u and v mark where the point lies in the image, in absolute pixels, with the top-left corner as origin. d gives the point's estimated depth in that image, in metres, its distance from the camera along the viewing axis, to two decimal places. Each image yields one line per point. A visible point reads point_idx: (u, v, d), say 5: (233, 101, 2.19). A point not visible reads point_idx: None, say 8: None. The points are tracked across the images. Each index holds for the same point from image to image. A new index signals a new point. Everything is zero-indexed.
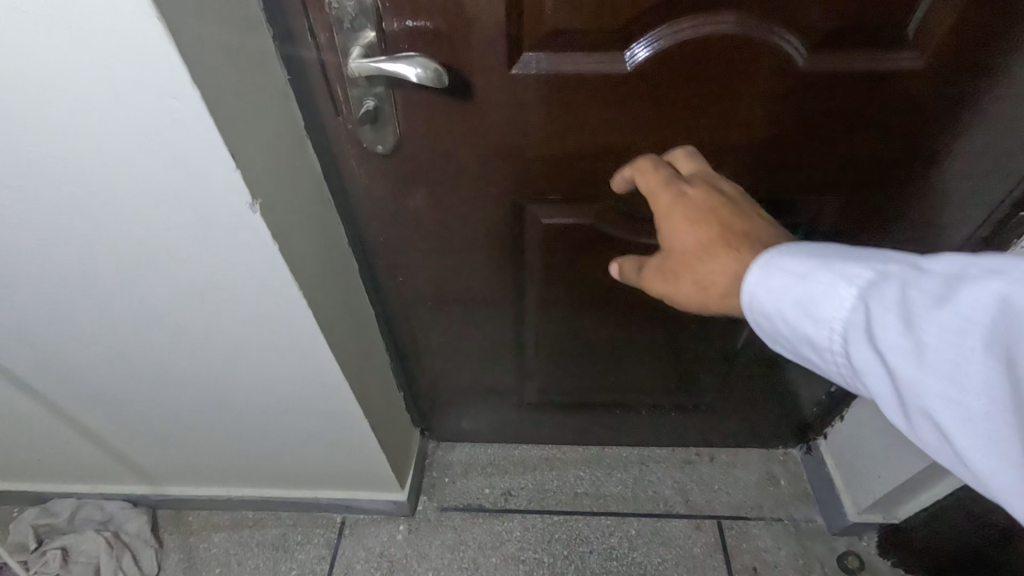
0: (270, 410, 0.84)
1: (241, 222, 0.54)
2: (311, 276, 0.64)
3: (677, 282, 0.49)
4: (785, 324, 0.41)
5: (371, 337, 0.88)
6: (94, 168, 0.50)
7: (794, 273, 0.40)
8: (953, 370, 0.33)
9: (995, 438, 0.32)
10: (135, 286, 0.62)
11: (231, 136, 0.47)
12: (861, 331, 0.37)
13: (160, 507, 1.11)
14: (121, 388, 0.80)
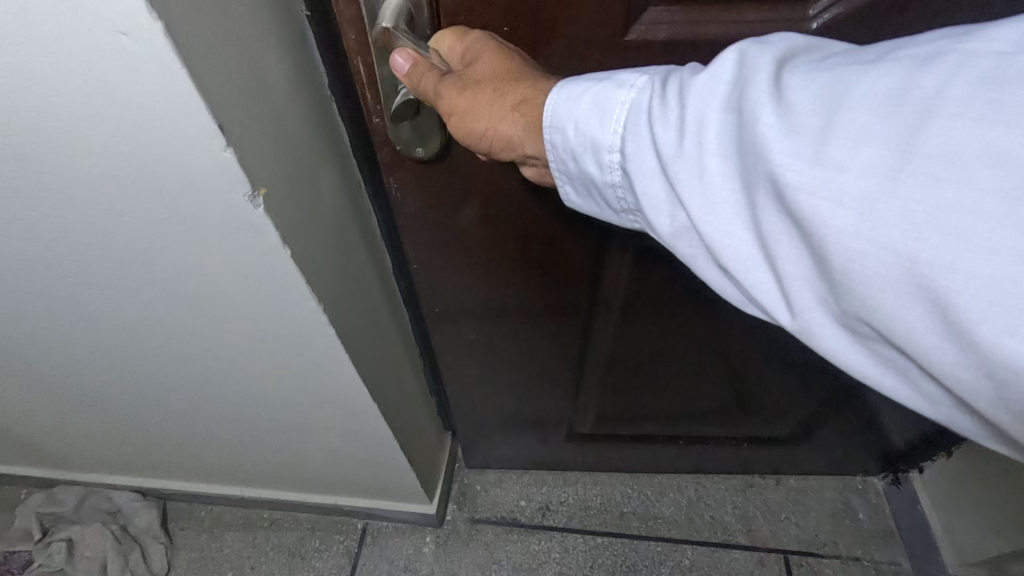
0: (282, 424, 0.71)
1: (238, 220, 0.38)
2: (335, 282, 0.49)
3: (480, 100, 0.39)
4: (574, 134, 0.36)
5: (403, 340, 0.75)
6: (25, 141, 0.34)
7: (593, 89, 0.36)
8: (711, 143, 0.30)
9: (749, 193, 0.30)
10: (114, 289, 0.49)
11: (218, 96, 0.31)
12: (635, 116, 0.34)
13: (171, 500, 1.03)
14: (115, 392, 0.68)
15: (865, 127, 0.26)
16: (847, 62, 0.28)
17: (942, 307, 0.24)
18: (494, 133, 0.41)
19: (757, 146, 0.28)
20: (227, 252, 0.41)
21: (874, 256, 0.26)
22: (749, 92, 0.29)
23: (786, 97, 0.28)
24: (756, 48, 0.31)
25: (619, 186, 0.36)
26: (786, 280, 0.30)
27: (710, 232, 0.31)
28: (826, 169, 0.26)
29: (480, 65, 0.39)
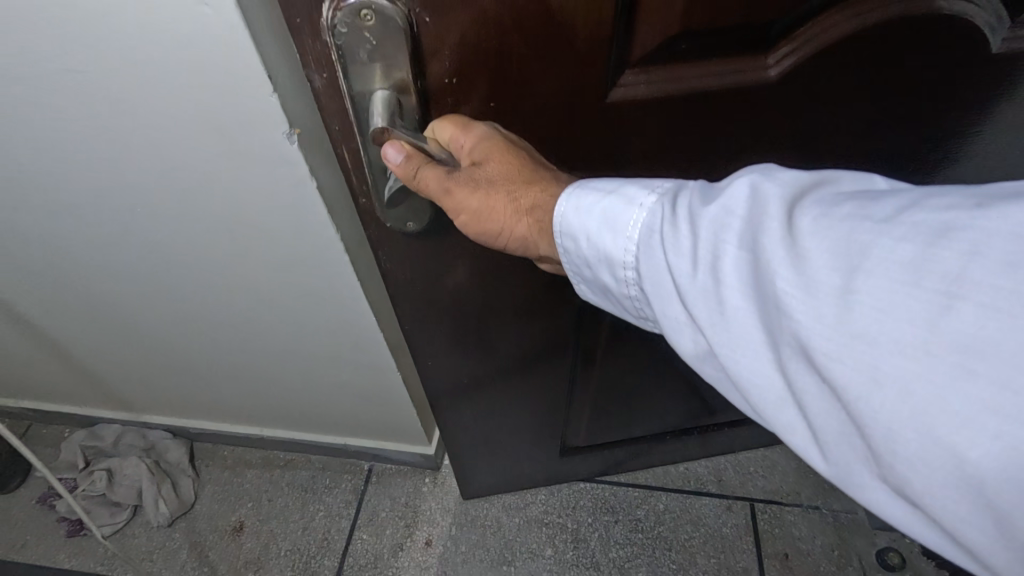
0: (301, 357, 0.82)
1: (277, 154, 0.48)
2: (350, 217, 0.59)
3: (497, 205, 0.45)
4: (589, 246, 0.41)
5: None
6: (116, 88, 0.44)
7: (607, 211, 0.40)
8: (727, 279, 0.34)
9: (776, 342, 0.32)
10: (168, 222, 0.59)
11: (268, 50, 0.41)
12: (649, 239, 0.38)
13: (197, 440, 1.14)
14: (158, 326, 0.78)
15: (879, 297, 0.28)
16: (858, 214, 0.30)
17: (979, 489, 0.26)
18: (506, 229, 0.47)
19: (779, 300, 0.31)
20: (266, 184, 0.51)
21: (909, 433, 0.27)
22: (763, 238, 0.32)
23: (802, 246, 0.31)
24: (767, 182, 0.34)
25: (638, 297, 0.41)
26: (819, 433, 0.32)
27: (743, 371, 0.34)
28: (844, 336, 0.29)
29: (492, 165, 0.43)
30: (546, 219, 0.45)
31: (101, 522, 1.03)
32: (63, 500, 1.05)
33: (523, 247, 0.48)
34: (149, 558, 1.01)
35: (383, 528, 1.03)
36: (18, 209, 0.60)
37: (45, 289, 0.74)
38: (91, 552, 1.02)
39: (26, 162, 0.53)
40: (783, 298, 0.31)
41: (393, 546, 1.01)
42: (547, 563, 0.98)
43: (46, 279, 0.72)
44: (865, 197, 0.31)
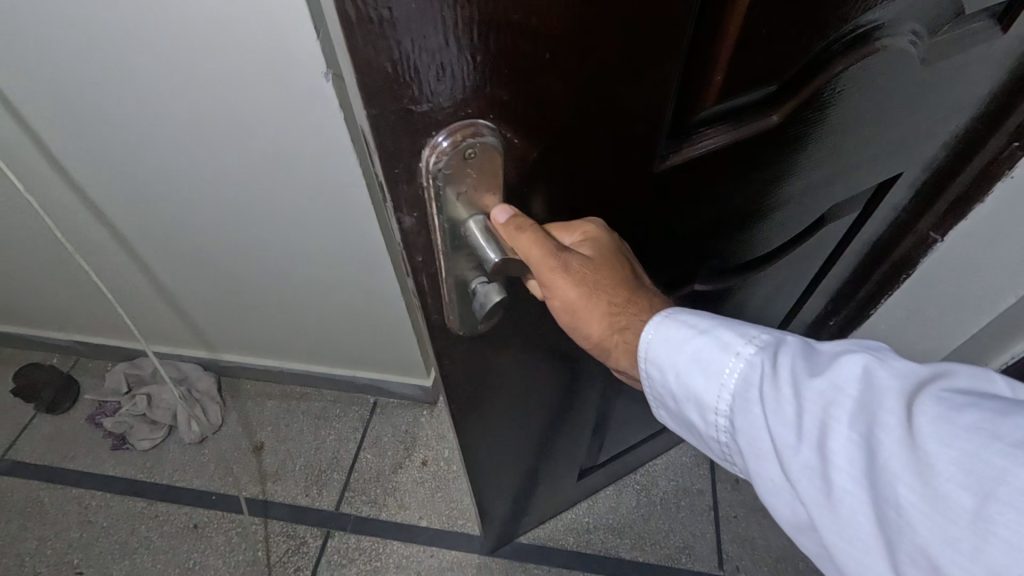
0: (319, 286, 0.96)
1: (315, 91, 0.62)
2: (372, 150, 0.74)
3: (600, 310, 0.46)
4: (683, 381, 0.44)
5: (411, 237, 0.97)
6: (192, 40, 0.58)
7: (706, 355, 0.42)
8: (834, 459, 0.34)
9: (884, 530, 0.33)
10: (221, 155, 0.73)
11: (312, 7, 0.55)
12: (746, 393, 0.40)
13: (225, 374, 1.29)
14: (201, 254, 0.93)
15: (1003, 518, 0.28)
16: (982, 422, 0.30)
17: None
18: (601, 334, 0.47)
19: (889, 490, 0.32)
20: (308, 119, 0.66)
21: None
22: (876, 429, 0.34)
23: (922, 450, 0.32)
24: (881, 369, 0.35)
25: (729, 440, 0.42)
26: None
27: (843, 552, 0.34)
28: (964, 545, 0.29)
29: (602, 272, 0.44)
30: (638, 337, 0.47)
31: (142, 436, 1.19)
32: (109, 418, 1.20)
33: (605, 355, 0.50)
34: (183, 468, 1.17)
35: (386, 449, 1.18)
36: (105, 144, 0.74)
37: (110, 219, 0.88)
38: (133, 462, 1.18)
39: (115, 102, 0.67)
40: (891, 485, 0.32)
41: (394, 464, 1.16)
42: None
43: (113, 209, 0.86)
44: (988, 402, 0.31)
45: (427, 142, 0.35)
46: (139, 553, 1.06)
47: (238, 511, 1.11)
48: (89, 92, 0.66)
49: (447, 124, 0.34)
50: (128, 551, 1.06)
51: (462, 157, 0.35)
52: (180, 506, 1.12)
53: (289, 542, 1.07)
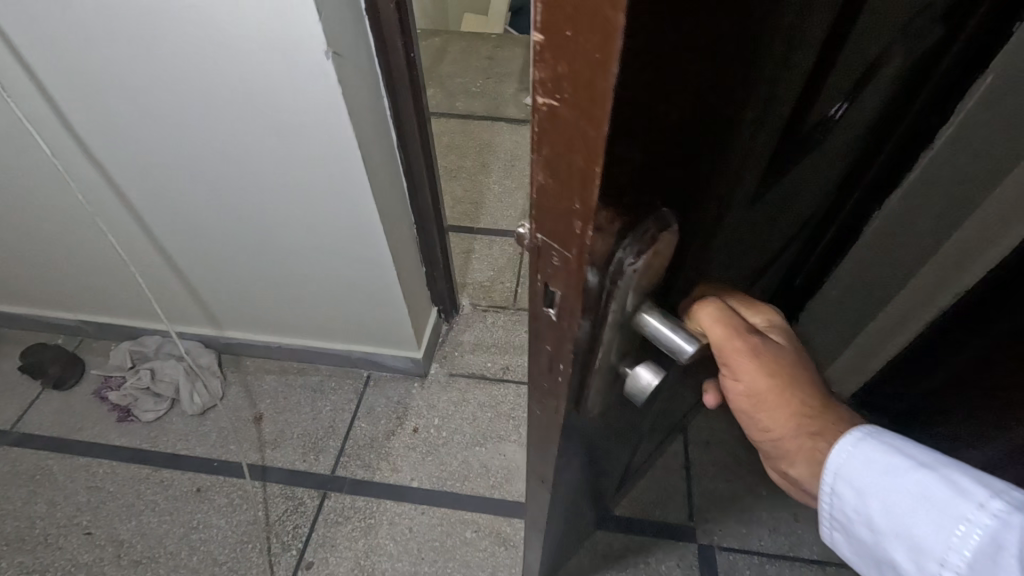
0: (317, 259, 1.02)
1: (317, 67, 0.70)
2: (366, 122, 0.81)
3: (781, 407, 0.44)
4: (898, 528, 0.38)
5: (403, 215, 1.05)
6: (215, 14, 0.66)
7: (933, 503, 0.37)
8: None
9: None
10: (231, 126, 0.80)
11: None
12: (995, 560, 0.34)
13: (224, 351, 1.35)
14: (207, 227, 0.99)
15: None
16: None
17: None
18: (779, 435, 0.46)
19: None
20: (311, 93, 0.73)
21: None
22: None
23: None
24: None
25: None
26: None
27: None
28: None
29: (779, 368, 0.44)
30: (830, 448, 0.43)
31: (146, 408, 1.25)
32: (115, 391, 1.27)
33: (780, 456, 0.47)
34: (186, 438, 1.23)
35: (379, 418, 1.26)
36: (128, 113, 0.81)
37: (124, 190, 0.95)
38: (138, 432, 1.24)
39: (140, 71, 0.75)
40: None
41: (387, 432, 1.24)
42: (512, 444, 1.21)
43: (127, 179, 0.93)
44: None
45: (623, 256, 0.32)
46: (145, 514, 1.12)
47: (238, 476, 1.17)
48: (120, 60, 0.74)
49: (645, 236, 0.33)
50: (135, 513, 1.12)
51: (654, 249, 0.33)
52: (184, 472, 1.18)
53: (287, 502, 1.13)
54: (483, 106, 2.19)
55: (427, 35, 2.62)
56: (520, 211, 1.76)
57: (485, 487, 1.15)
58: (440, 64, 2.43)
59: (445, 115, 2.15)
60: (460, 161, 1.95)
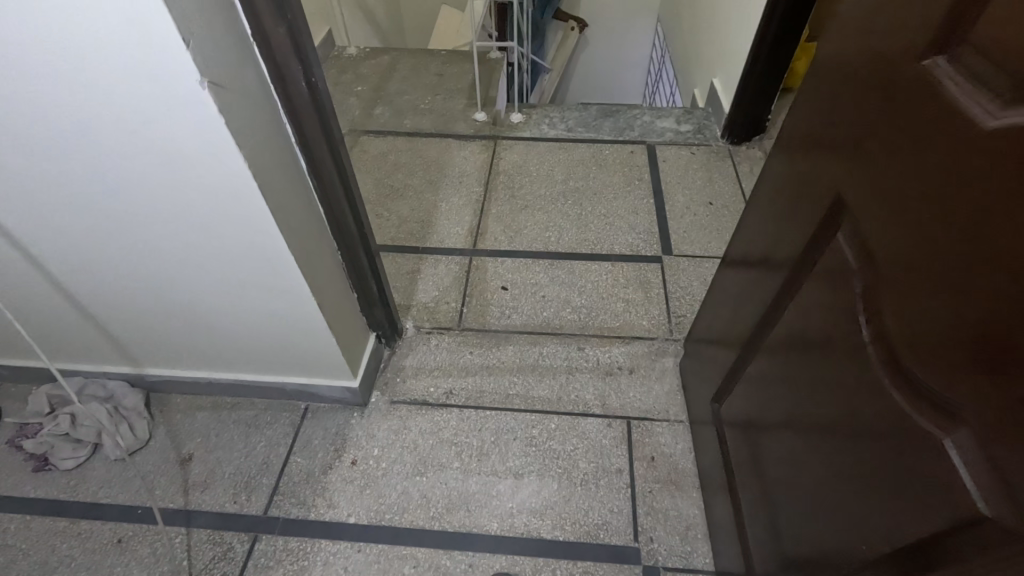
0: (236, 291, 0.98)
1: (195, 99, 0.66)
2: (260, 148, 0.77)
3: None
4: None
5: (322, 243, 1.01)
6: (78, 46, 0.62)
7: None
8: None
9: None
10: (118, 161, 0.76)
11: (178, 19, 0.60)
12: None
13: (154, 390, 1.29)
14: (111, 264, 0.94)
15: None
16: None
17: None
18: None
19: None
20: (196, 126, 0.70)
21: None
22: None
23: None
24: None
25: None
26: None
27: None
28: None
29: None
30: None
31: (64, 456, 1.18)
32: (31, 439, 1.19)
33: None
34: (108, 485, 1.16)
35: (316, 451, 1.21)
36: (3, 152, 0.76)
37: (12, 232, 0.89)
38: (56, 482, 1.17)
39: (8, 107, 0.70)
40: None
41: (324, 465, 1.19)
42: (453, 472, 1.17)
43: (14, 221, 0.87)
44: None
45: None
46: (59, 571, 1.05)
47: (163, 523, 1.11)
48: None
49: None
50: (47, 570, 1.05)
51: None
52: (104, 522, 1.11)
53: (215, 548, 1.07)
54: (431, 123, 2.17)
55: (376, 53, 2.60)
56: (466, 228, 1.73)
57: (424, 519, 1.11)
58: (387, 81, 2.40)
59: (391, 133, 2.13)
60: (407, 179, 1.91)
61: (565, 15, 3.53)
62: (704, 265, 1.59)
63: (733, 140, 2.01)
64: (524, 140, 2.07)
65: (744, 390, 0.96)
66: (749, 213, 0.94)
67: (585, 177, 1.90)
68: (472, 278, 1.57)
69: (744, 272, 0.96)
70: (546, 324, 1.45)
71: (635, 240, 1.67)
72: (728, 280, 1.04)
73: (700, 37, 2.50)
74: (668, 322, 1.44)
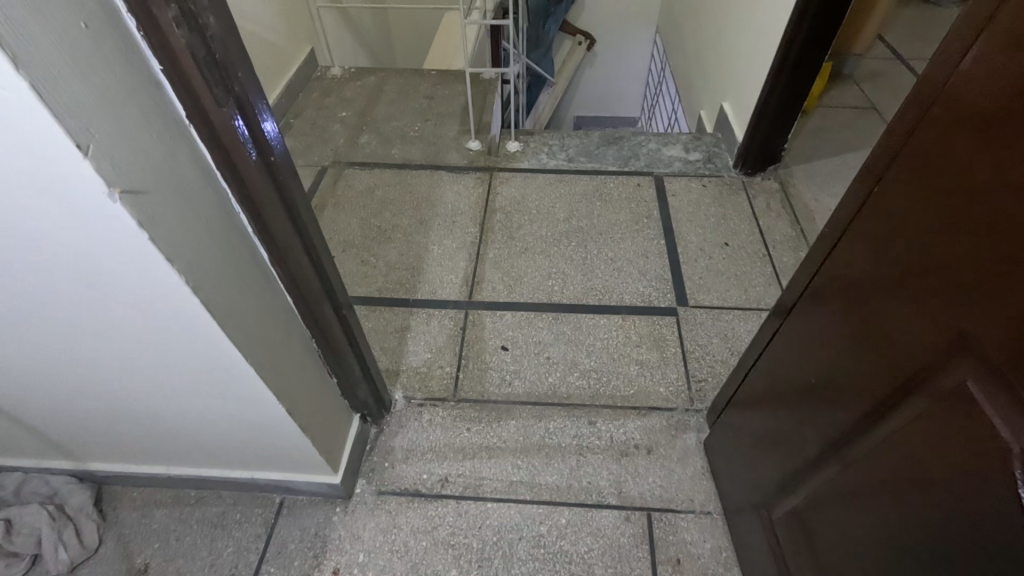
0: (188, 400, 0.82)
1: (105, 214, 0.50)
2: (205, 255, 0.61)
3: None
4: None
5: (291, 339, 0.85)
6: None
7: None
8: None
9: None
10: (13, 280, 0.58)
11: (69, 122, 0.43)
12: None
13: (105, 483, 1.13)
14: (30, 375, 0.77)
15: None
16: None
17: None
18: None
19: None
20: (112, 243, 0.53)
21: None
22: None
23: None
24: None
25: None
26: None
27: None
28: None
29: None
30: None
31: None
32: None
33: None
34: None
35: (292, 559, 1.05)
36: None
37: None
38: None
39: None
40: None
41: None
42: None
43: None
44: None
45: None
46: None
47: None
48: None
49: None
50: None
51: None
52: None
53: None
54: (421, 152, 2.01)
55: (362, 73, 2.44)
56: (460, 276, 1.57)
57: None
58: (375, 105, 2.25)
59: (379, 164, 1.97)
60: (395, 219, 1.76)
61: (572, 27, 3.44)
62: (723, 318, 1.45)
63: (746, 171, 1.87)
64: (522, 172, 1.92)
65: (811, 480, 0.83)
66: (799, 272, 0.85)
67: (589, 215, 1.75)
68: (468, 337, 1.41)
69: (800, 341, 0.84)
70: (551, 393, 1.29)
71: (646, 289, 1.52)
72: (782, 336, 0.91)
73: (705, 55, 2.36)
74: (688, 389, 1.30)
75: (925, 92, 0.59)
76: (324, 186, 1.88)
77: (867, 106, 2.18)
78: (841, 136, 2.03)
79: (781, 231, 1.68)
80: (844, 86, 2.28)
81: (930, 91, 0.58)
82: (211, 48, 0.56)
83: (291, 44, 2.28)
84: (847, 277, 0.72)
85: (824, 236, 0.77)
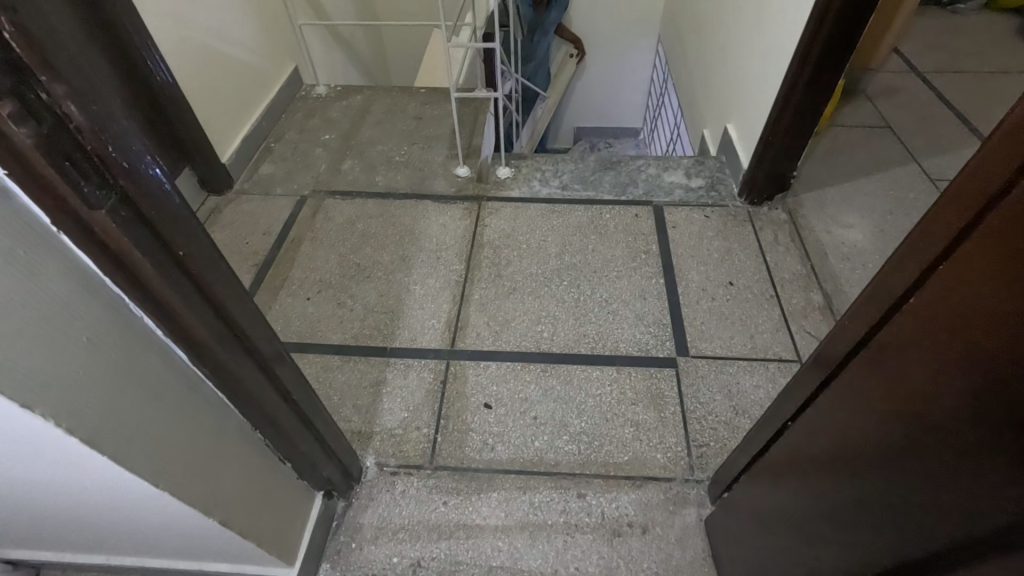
0: (110, 522, 0.70)
1: None
2: (83, 383, 0.49)
3: None
4: None
5: (226, 441, 0.74)
6: None
7: None
8: None
9: None
10: None
11: None
12: None
13: (42, 568, 1.02)
14: None
15: None
16: None
17: None
18: None
19: None
20: None
21: None
22: None
23: None
24: None
25: None
26: None
27: None
28: None
29: None
30: None
31: None
32: None
33: None
34: None
35: None
36: None
37: None
38: None
39: None
40: None
41: None
42: None
43: None
44: None
45: None
46: None
47: None
48: None
49: None
50: None
51: None
52: None
53: None
54: (406, 179, 1.90)
55: (347, 91, 2.33)
56: (443, 321, 1.46)
57: None
58: (359, 128, 2.13)
59: (361, 193, 1.85)
60: (376, 255, 1.64)
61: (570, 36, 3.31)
62: (727, 370, 1.32)
63: (753, 200, 1.74)
64: (512, 202, 1.80)
65: None
66: (823, 361, 0.74)
67: (582, 250, 1.63)
68: (448, 392, 1.30)
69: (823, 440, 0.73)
70: (537, 460, 1.18)
71: (643, 336, 1.40)
72: (803, 425, 0.79)
73: (708, 70, 2.23)
74: (688, 456, 1.18)
75: (975, 181, 0.49)
76: (302, 218, 1.77)
77: (882, 125, 2.04)
78: (855, 159, 1.90)
79: (791, 269, 1.55)
80: (857, 103, 2.15)
81: (985, 180, 0.48)
82: (76, 142, 0.45)
83: (274, 65, 2.17)
84: (872, 381, 0.63)
85: (849, 329, 0.68)
